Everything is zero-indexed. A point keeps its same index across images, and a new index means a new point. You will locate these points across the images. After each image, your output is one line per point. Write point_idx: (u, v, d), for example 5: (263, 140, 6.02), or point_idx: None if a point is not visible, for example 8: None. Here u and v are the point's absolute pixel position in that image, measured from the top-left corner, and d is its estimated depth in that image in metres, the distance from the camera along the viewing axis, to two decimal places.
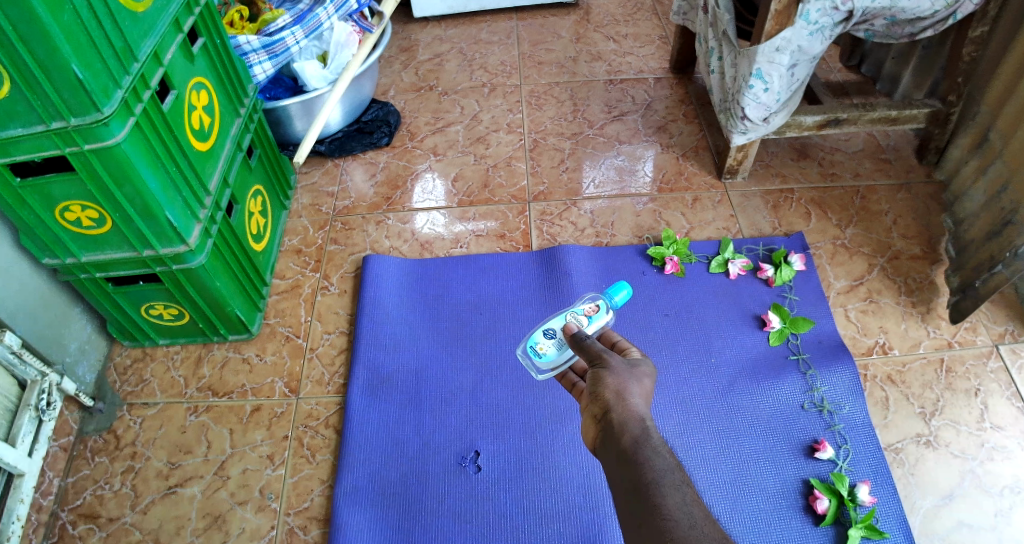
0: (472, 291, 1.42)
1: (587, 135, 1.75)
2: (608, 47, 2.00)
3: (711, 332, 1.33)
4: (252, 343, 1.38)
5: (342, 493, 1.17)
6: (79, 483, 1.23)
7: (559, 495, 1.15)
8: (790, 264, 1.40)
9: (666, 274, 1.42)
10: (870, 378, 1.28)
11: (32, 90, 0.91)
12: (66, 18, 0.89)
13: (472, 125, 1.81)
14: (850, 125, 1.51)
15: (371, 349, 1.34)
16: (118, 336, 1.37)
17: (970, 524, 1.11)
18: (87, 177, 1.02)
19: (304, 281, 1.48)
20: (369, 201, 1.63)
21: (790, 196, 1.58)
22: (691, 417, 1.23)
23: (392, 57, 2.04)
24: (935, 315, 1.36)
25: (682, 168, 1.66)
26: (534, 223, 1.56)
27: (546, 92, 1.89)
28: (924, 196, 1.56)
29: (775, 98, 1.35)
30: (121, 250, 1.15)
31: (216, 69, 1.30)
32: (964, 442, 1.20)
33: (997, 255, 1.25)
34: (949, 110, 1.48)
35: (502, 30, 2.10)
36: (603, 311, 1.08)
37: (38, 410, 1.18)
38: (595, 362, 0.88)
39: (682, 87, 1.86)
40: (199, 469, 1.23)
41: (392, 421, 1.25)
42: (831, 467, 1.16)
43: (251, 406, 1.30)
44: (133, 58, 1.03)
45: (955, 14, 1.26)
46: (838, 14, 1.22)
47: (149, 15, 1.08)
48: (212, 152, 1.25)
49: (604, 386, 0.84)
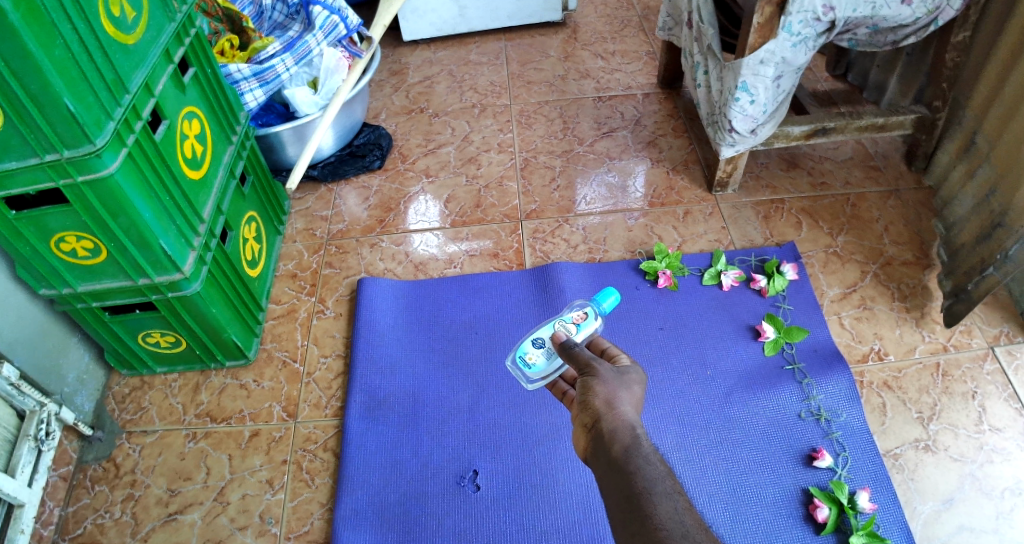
0: (466, 311, 1.43)
1: (578, 153, 1.77)
2: (596, 64, 2.03)
3: (706, 344, 1.34)
4: (249, 369, 1.39)
5: (341, 517, 1.17)
6: (79, 512, 1.23)
7: (558, 513, 1.15)
8: (783, 274, 1.42)
9: (659, 287, 1.43)
10: (866, 384, 1.28)
11: (26, 124, 0.93)
12: (58, 53, 0.91)
13: (463, 146, 1.83)
14: (838, 133, 1.53)
15: (369, 372, 1.34)
16: (116, 365, 1.38)
17: (971, 528, 1.11)
18: (82, 208, 1.03)
19: (299, 306, 1.49)
20: (363, 224, 1.65)
21: (781, 206, 1.59)
22: (689, 430, 1.23)
23: (384, 81, 2.07)
24: (930, 320, 1.36)
25: (672, 183, 1.67)
26: (527, 241, 1.57)
27: (536, 111, 1.91)
28: (913, 202, 1.57)
29: (761, 109, 1.37)
30: (117, 280, 1.15)
31: (208, 97, 1.32)
32: (963, 446, 1.20)
33: (988, 258, 1.26)
34: (935, 115, 1.50)
35: (491, 51, 2.12)
36: (591, 319, 1.08)
37: (37, 440, 1.18)
38: (584, 370, 0.89)
39: (670, 101, 1.88)
40: (199, 495, 1.23)
41: (390, 443, 1.25)
42: (830, 475, 1.16)
43: (249, 431, 1.30)
44: (125, 90, 1.04)
45: (937, 21, 1.28)
46: (820, 24, 1.24)
47: (140, 47, 1.09)
48: (205, 180, 1.27)
49: (594, 394, 0.84)
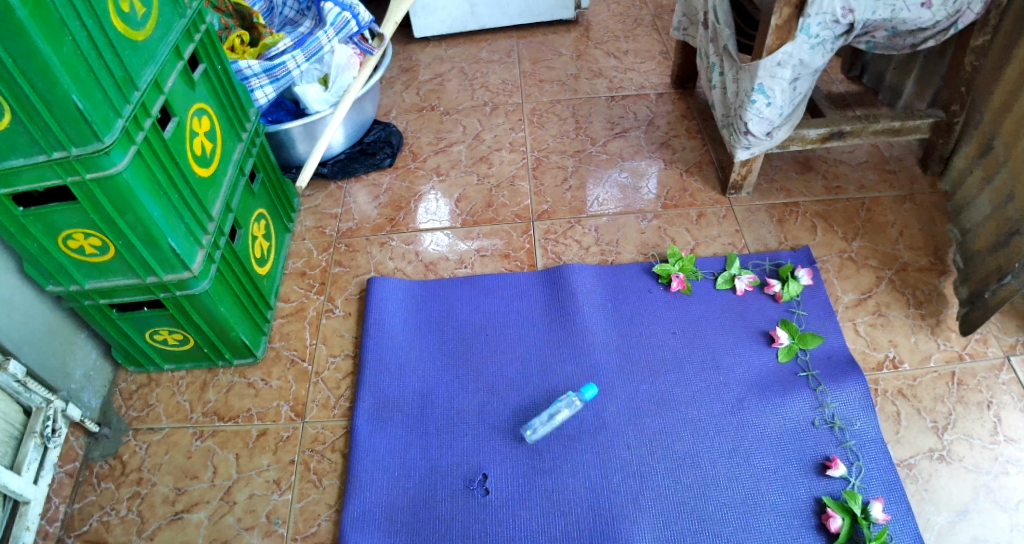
0: (476, 312, 1.42)
1: (590, 153, 1.75)
2: (609, 64, 2.01)
3: (718, 350, 1.32)
4: (257, 367, 1.38)
5: (349, 520, 1.16)
6: (85, 509, 1.22)
7: (567, 518, 1.13)
8: (797, 279, 1.40)
9: (672, 290, 1.42)
10: (881, 392, 1.27)
11: (32, 121, 0.92)
12: (66, 51, 0.90)
13: (474, 145, 1.81)
14: (853, 137, 1.51)
15: (377, 373, 1.33)
16: (124, 362, 1.37)
17: (986, 540, 1.09)
18: (90, 206, 1.02)
19: (308, 304, 1.48)
20: (373, 222, 1.63)
21: (796, 209, 1.57)
22: (700, 435, 1.21)
23: (395, 78, 2.05)
24: (945, 327, 1.34)
25: (685, 184, 1.65)
26: (538, 242, 1.56)
27: (548, 110, 1.89)
28: (929, 206, 1.55)
29: (777, 112, 1.35)
30: (125, 277, 1.14)
31: (218, 94, 1.30)
32: (977, 456, 1.18)
33: (1005, 266, 1.24)
34: (952, 119, 1.48)
35: (503, 49, 2.11)
36: (587, 352, 1.33)
37: (43, 437, 1.18)
38: None
39: (684, 102, 1.86)
40: (206, 494, 1.22)
41: (398, 445, 1.24)
42: (843, 484, 1.14)
43: (257, 430, 1.29)
44: (133, 87, 1.03)
45: (956, 24, 1.26)
46: (839, 26, 1.22)
47: (149, 44, 1.08)
48: (215, 178, 1.26)
49: None
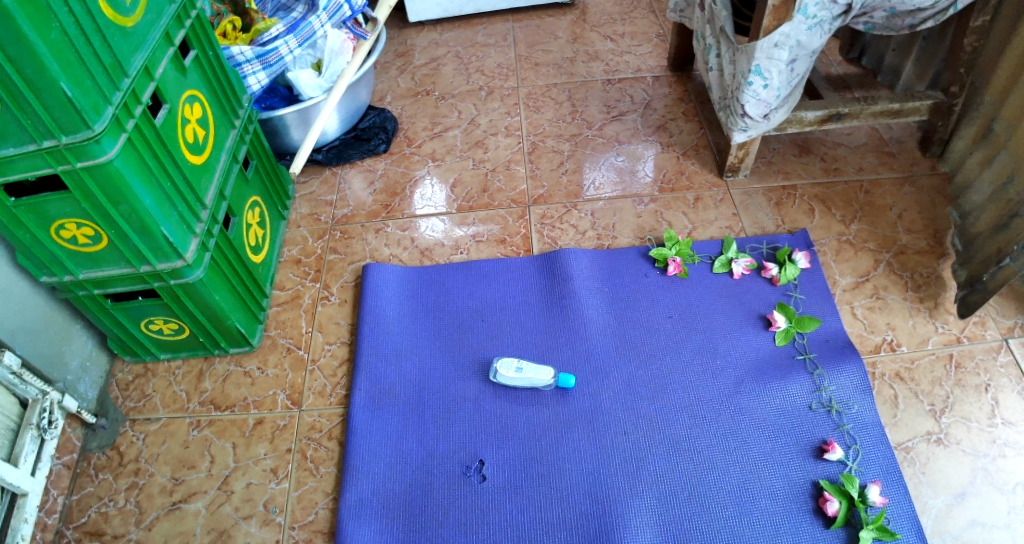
0: (472, 298, 1.41)
1: (587, 136, 1.74)
2: (606, 46, 1.99)
3: (716, 334, 1.32)
4: (253, 356, 1.38)
5: (347, 508, 1.16)
6: (84, 500, 1.22)
7: (565, 503, 1.13)
8: (795, 262, 1.39)
9: (668, 275, 1.41)
10: (878, 376, 1.26)
11: (21, 109, 0.91)
12: (54, 37, 0.89)
13: (470, 129, 1.80)
14: (852, 119, 1.50)
15: (373, 360, 1.33)
16: (119, 352, 1.37)
17: (983, 523, 1.10)
18: (81, 195, 1.01)
19: (304, 292, 1.47)
20: (368, 209, 1.62)
21: (793, 192, 1.56)
22: (698, 420, 1.21)
23: (389, 63, 2.03)
24: (943, 310, 1.34)
25: (683, 167, 1.64)
26: (534, 227, 1.55)
27: (544, 93, 1.87)
28: (928, 189, 1.54)
29: (775, 94, 1.33)
30: (119, 267, 1.14)
31: (210, 81, 1.29)
32: (975, 439, 1.18)
33: (1005, 248, 1.23)
34: (952, 100, 1.46)
35: (499, 32, 2.09)
36: (585, 337, 1.33)
37: (40, 429, 1.18)
38: None
39: (681, 84, 1.84)
40: (203, 484, 1.22)
41: (395, 432, 1.24)
42: (841, 467, 1.14)
43: (253, 419, 1.29)
44: (123, 74, 1.02)
45: (956, 3, 1.24)
46: (836, 6, 1.21)
47: (139, 29, 1.07)
48: (207, 165, 1.24)
49: None
